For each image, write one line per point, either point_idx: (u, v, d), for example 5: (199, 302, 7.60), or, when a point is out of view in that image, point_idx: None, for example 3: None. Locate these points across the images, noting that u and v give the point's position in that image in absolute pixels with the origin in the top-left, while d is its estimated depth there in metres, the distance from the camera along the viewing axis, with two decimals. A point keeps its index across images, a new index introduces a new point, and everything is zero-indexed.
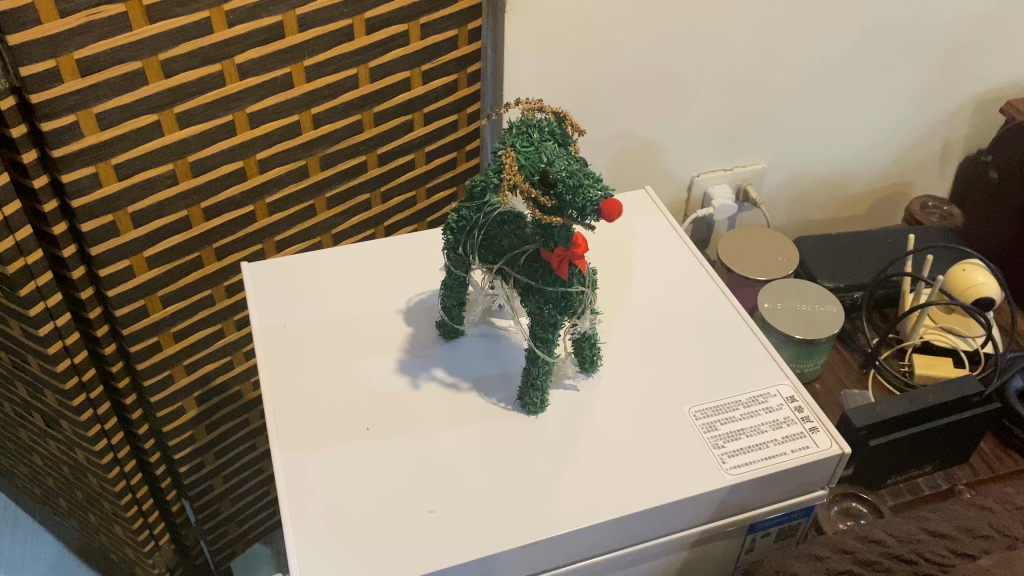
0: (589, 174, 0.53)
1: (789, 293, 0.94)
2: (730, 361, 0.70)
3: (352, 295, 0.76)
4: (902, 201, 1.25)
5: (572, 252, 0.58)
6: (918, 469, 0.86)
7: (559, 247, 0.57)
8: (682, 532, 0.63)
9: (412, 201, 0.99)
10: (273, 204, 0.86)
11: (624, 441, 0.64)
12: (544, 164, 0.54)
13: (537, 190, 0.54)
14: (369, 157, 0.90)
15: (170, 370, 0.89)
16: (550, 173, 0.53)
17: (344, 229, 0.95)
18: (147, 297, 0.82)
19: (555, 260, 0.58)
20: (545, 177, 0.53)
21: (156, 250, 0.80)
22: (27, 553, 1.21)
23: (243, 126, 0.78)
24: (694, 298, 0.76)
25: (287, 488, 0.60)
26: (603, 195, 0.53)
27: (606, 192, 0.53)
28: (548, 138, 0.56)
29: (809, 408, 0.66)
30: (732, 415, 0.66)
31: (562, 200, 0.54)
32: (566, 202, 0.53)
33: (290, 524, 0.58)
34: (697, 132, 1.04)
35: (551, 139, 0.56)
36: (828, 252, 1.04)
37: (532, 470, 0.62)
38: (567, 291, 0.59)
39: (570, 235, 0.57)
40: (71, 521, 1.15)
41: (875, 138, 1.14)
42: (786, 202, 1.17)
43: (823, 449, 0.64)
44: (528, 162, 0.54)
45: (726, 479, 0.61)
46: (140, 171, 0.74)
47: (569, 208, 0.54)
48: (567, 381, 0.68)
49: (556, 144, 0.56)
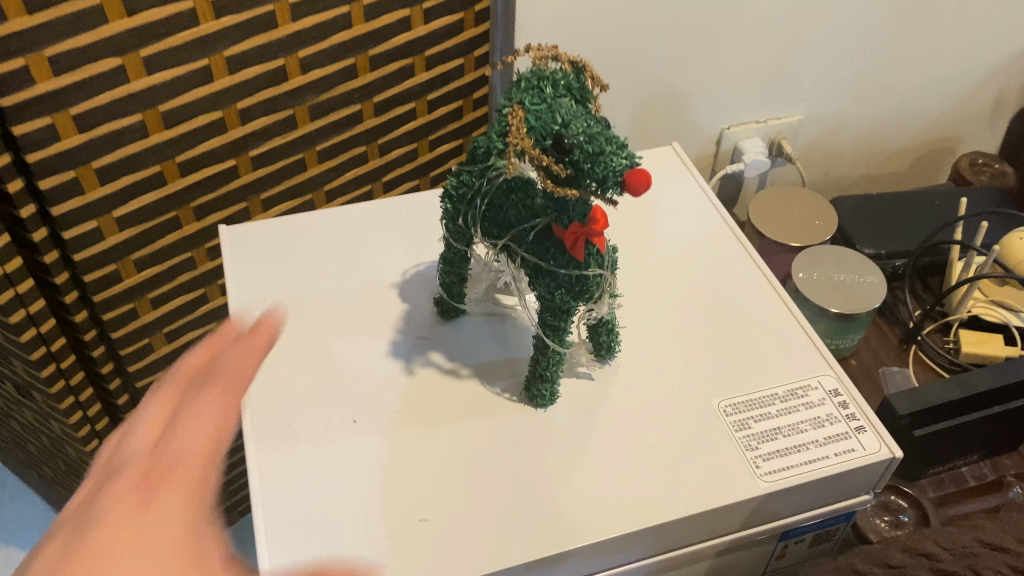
0: (611, 139, 0.45)
1: (827, 261, 0.86)
2: (764, 348, 0.62)
3: (342, 265, 0.68)
4: (948, 157, 1.14)
5: (589, 229, 0.50)
6: (963, 458, 0.78)
7: (574, 223, 0.49)
8: (707, 542, 0.56)
9: (413, 154, 0.90)
10: (258, 158, 0.77)
11: (644, 440, 0.56)
12: (559, 125, 0.45)
13: (550, 156, 0.45)
14: (365, 106, 0.81)
15: (150, 339, 0.82)
16: (565, 137, 0.44)
17: (338, 186, 0.86)
18: (120, 261, 0.75)
19: (569, 238, 0.50)
20: (559, 142, 0.44)
21: (126, 210, 0.72)
22: (14, 514, 1.17)
23: (221, 71, 0.69)
24: (723, 273, 0.68)
25: (260, 489, 0.53)
26: (628, 164, 0.45)
27: (631, 160, 0.45)
28: (562, 93, 0.47)
29: (855, 403, 0.59)
30: (768, 411, 0.58)
31: (580, 168, 0.45)
32: (584, 171, 0.45)
33: (261, 529, 0.51)
34: (728, 81, 0.94)
35: (567, 95, 0.47)
36: (869, 215, 0.95)
37: (540, 472, 0.55)
38: (583, 275, 0.51)
39: (587, 209, 0.49)
40: (56, 487, 1.10)
41: (922, 87, 1.04)
42: (822, 158, 1.08)
43: (872, 452, 0.56)
44: (538, 123, 0.45)
45: (761, 487, 0.54)
46: (104, 123, 0.66)
47: (588, 178, 0.45)
48: (580, 370, 0.61)
49: (573, 101, 0.47)
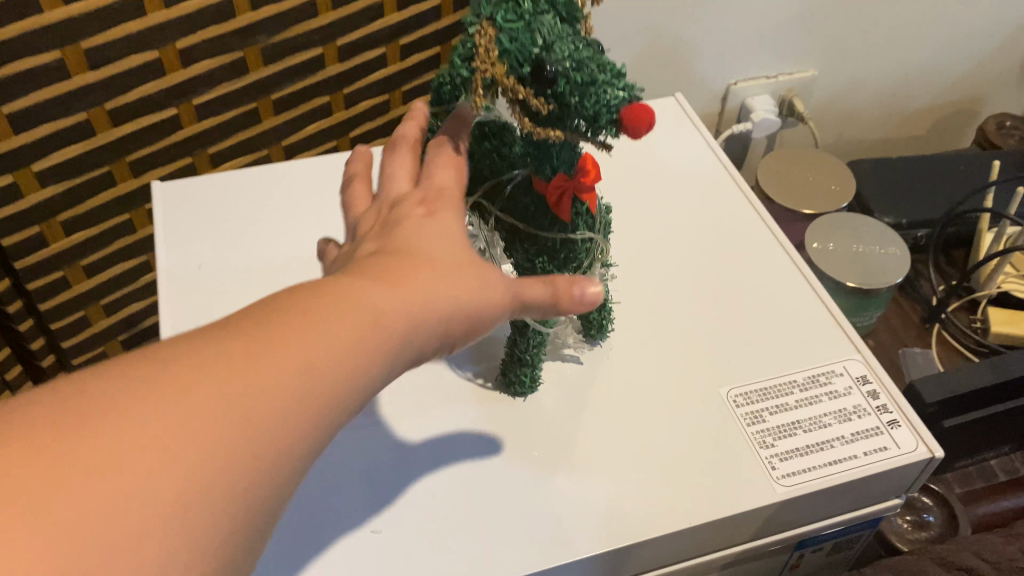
0: (605, 66, 0.36)
1: (845, 230, 0.77)
2: (781, 329, 0.53)
3: (293, 228, 0.59)
4: (972, 119, 1.05)
5: (576, 182, 0.41)
6: (993, 450, 0.70)
7: (558, 175, 0.40)
8: (712, 554, 0.48)
9: (385, 106, 0.80)
10: (204, 106, 0.68)
11: (641, 435, 0.48)
12: (540, 48, 0.35)
13: (528, 88, 0.36)
14: (328, 50, 0.71)
15: (85, 311, 0.74)
16: (547, 64, 0.35)
17: (300, 141, 0.77)
18: (44, 222, 0.66)
19: (552, 194, 0.41)
20: (540, 68, 0.35)
21: (48, 164, 0.63)
22: None
23: (154, 4, 0.59)
24: (732, 243, 0.59)
25: None
26: (626, 97, 0.35)
27: (630, 92, 0.36)
28: (543, 8, 0.37)
29: (887, 394, 0.50)
30: (786, 401, 0.49)
31: (567, 103, 0.36)
32: (571, 107, 0.36)
33: None
34: (739, 29, 0.84)
35: (549, 10, 0.38)
36: (889, 181, 0.86)
37: (517, 472, 0.46)
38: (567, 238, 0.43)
39: (574, 156, 0.40)
40: None
41: (950, 41, 0.94)
42: (836, 118, 0.98)
43: (907, 451, 0.48)
44: (514, 45, 0.35)
45: (777, 493, 0.45)
46: (14, 61, 0.56)
47: (576, 117, 0.36)
48: (566, 352, 0.53)
49: (556, 18, 0.38)
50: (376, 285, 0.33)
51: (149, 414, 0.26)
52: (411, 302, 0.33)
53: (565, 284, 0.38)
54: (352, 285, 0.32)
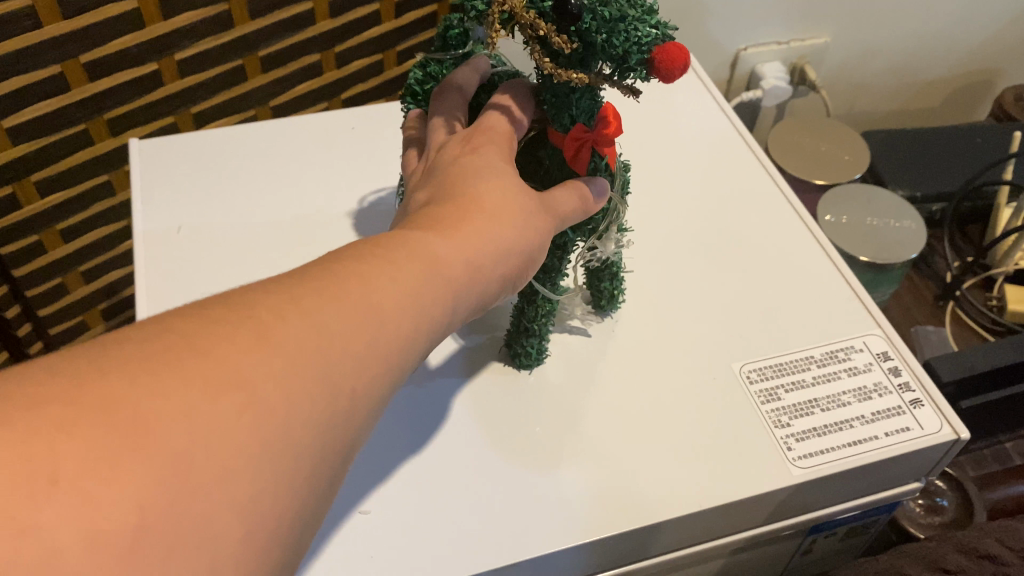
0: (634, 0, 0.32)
1: (858, 202, 0.74)
2: (796, 303, 0.50)
3: (279, 189, 0.55)
4: (988, 90, 1.01)
5: (596, 134, 0.38)
6: (1007, 432, 0.68)
7: (576, 125, 0.37)
8: (721, 539, 0.45)
9: (379, 66, 0.77)
10: (187, 62, 0.64)
11: (647, 411, 0.45)
12: None
13: (547, 23, 0.32)
14: (319, 4, 0.67)
15: (63, 279, 0.72)
16: None
17: (289, 101, 0.73)
18: (17, 182, 0.63)
19: (570, 145, 0.38)
20: (563, 2, 0.32)
21: (20, 121, 0.59)
22: None
23: None
24: (742, 214, 0.56)
25: None
26: (659, 36, 0.32)
27: (661, 30, 0.33)
28: None
29: (910, 371, 0.47)
30: (803, 378, 0.46)
31: (593, 41, 0.32)
32: (596, 47, 0.32)
33: None
34: None
35: None
36: (904, 153, 0.83)
37: (514, 451, 0.43)
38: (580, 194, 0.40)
39: (595, 104, 0.37)
40: None
41: (969, 8, 0.90)
42: (848, 87, 0.95)
43: (932, 432, 0.45)
44: None
45: (792, 475, 0.43)
46: None
47: (601, 58, 0.33)
48: (575, 325, 0.50)
49: None
50: (443, 231, 0.31)
51: (227, 368, 0.23)
52: (479, 240, 0.32)
53: (590, 204, 0.38)
54: (413, 238, 0.30)
